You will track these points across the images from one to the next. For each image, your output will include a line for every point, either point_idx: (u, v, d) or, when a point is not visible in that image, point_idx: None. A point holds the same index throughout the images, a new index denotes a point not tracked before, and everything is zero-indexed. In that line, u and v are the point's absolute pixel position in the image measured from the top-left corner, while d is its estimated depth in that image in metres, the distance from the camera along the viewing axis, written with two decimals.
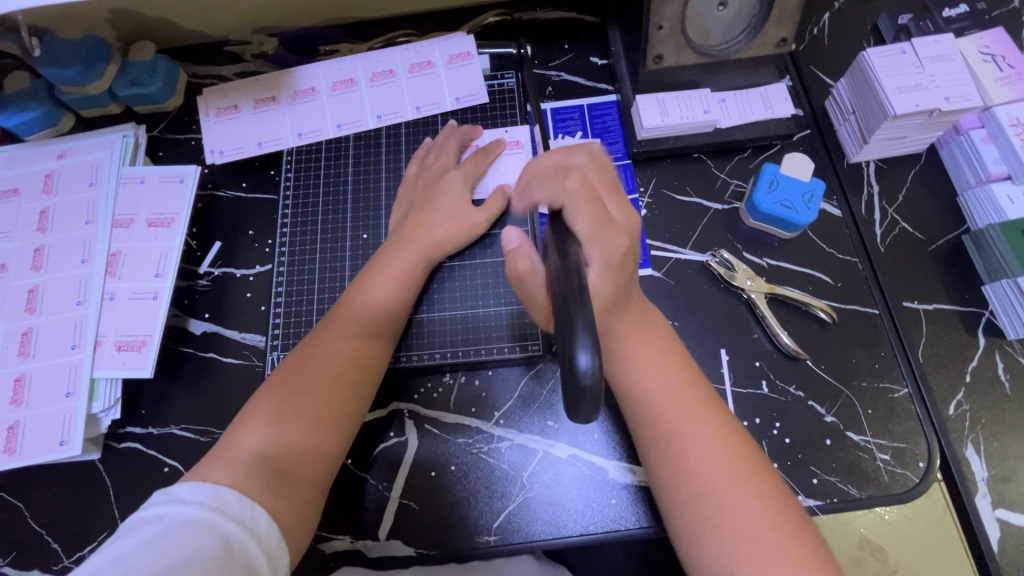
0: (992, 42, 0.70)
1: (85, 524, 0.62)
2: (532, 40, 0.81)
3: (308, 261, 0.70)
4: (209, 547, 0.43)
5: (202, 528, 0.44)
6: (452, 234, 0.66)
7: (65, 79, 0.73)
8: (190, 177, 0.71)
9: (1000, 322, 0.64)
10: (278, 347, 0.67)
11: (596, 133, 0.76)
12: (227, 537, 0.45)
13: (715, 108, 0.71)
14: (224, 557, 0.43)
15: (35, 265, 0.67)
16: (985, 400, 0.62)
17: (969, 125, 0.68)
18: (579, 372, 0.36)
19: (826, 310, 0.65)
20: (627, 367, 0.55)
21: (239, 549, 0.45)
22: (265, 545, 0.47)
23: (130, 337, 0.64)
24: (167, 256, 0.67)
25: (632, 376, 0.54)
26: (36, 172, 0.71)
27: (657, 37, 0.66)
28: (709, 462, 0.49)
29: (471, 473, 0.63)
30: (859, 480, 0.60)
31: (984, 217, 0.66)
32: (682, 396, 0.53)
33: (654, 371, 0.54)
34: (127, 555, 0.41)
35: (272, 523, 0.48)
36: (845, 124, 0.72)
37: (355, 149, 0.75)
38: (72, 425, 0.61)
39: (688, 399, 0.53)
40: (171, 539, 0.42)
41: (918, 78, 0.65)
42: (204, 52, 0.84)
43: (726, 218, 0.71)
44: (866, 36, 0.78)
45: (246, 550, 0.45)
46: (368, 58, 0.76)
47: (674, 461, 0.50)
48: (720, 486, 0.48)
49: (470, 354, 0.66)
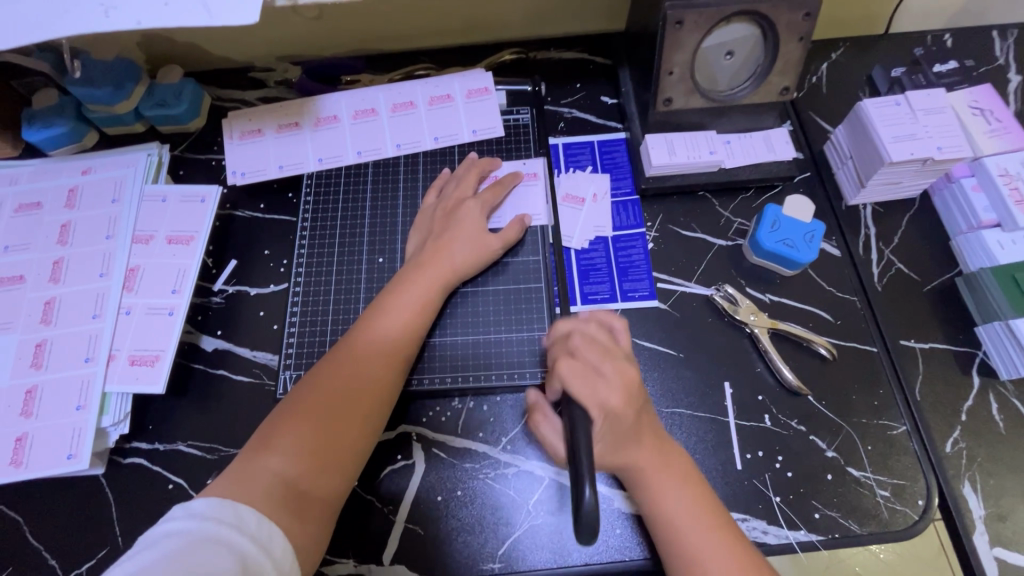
0: (980, 97, 0.75)
1: (85, 540, 0.62)
2: (547, 78, 0.85)
3: (324, 281, 0.72)
4: (229, 565, 0.43)
5: (223, 545, 0.45)
6: (468, 261, 0.68)
7: (95, 99, 0.75)
8: (211, 196, 0.73)
9: (993, 362, 0.67)
10: (291, 367, 0.68)
11: (605, 168, 0.79)
12: (245, 555, 0.45)
13: (720, 149, 0.74)
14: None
15: (53, 277, 0.68)
16: (980, 439, 0.64)
17: (960, 174, 0.71)
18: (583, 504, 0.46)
19: (826, 346, 0.67)
20: (642, 490, 0.56)
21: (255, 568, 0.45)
22: (279, 566, 0.47)
23: (144, 352, 0.65)
24: (185, 273, 0.69)
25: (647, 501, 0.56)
26: (59, 187, 0.73)
27: (668, 82, 0.69)
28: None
29: (478, 499, 0.63)
30: (860, 516, 0.61)
31: (976, 261, 0.69)
32: (696, 515, 0.54)
33: (670, 498, 0.55)
34: (151, 569, 0.42)
35: (287, 544, 0.49)
36: (844, 169, 0.75)
37: (374, 175, 0.77)
38: (81, 439, 0.61)
39: (703, 521, 0.54)
40: (193, 555, 0.43)
41: (913, 129, 0.69)
42: (229, 76, 0.87)
43: (729, 254, 0.74)
44: (862, 86, 0.83)
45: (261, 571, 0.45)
46: (389, 90, 0.79)
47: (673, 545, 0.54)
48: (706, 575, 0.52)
49: (480, 379, 0.67)
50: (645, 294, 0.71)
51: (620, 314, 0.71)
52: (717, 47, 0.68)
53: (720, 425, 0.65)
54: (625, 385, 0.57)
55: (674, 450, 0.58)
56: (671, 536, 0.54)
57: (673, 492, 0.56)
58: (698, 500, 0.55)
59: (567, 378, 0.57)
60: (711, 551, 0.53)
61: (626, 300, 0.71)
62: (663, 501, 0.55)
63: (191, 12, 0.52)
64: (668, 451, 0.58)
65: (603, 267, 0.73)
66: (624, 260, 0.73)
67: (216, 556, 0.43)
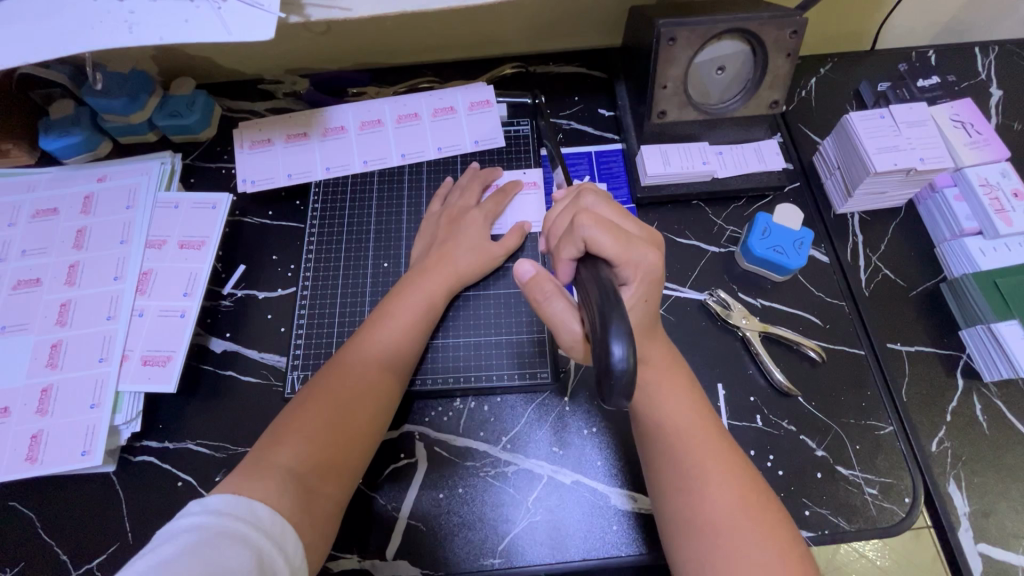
0: (961, 111, 0.78)
1: (96, 537, 0.63)
2: (546, 91, 0.89)
3: (331, 286, 0.75)
4: (246, 560, 0.44)
5: (239, 540, 0.46)
6: (471, 267, 0.71)
7: (110, 110, 0.78)
8: (222, 203, 0.76)
9: (977, 365, 0.69)
10: (298, 368, 0.70)
11: (602, 178, 0.81)
12: (259, 551, 0.47)
13: (712, 160, 0.77)
14: (257, 572, 0.45)
15: (69, 280, 0.70)
16: (964, 438, 0.66)
17: (943, 183, 0.74)
18: (614, 361, 0.42)
19: (816, 349, 0.69)
20: (645, 392, 0.58)
21: (269, 563, 0.47)
22: (290, 563, 0.49)
23: (156, 353, 0.67)
24: (196, 276, 0.71)
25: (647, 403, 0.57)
26: (75, 194, 0.76)
27: (662, 95, 0.73)
28: (721, 504, 0.51)
29: (478, 496, 0.65)
30: (849, 513, 0.63)
31: (959, 267, 0.72)
32: (694, 426, 0.56)
33: (674, 399, 0.57)
34: (169, 561, 0.42)
35: (299, 542, 0.51)
36: (831, 178, 0.78)
37: (379, 183, 0.80)
38: (94, 436, 0.63)
39: (702, 434, 0.56)
40: (210, 549, 0.44)
41: (896, 140, 0.72)
42: (239, 88, 0.90)
43: (722, 260, 0.76)
44: (849, 100, 0.86)
45: (275, 566, 0.47)
46: (394, 102, 0.82)
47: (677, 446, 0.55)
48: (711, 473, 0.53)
49: (481, 380, 0.69)
50: None
51: None
52: (709, 63, 0.71)
53: None
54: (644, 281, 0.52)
55: (679, 367, 0.61)
56: (669, 440, 0.56)
57: (676, 401, 0.57)
58: (699, 415, 0.57)
59: (591, 234, 0.51)
60: (714, 460, 0.54)
61: None
62: (665, 406, 0.57)
63: (210, 29, 0.55)
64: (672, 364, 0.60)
65: None
66: None
67: (232, 552, 0.45)
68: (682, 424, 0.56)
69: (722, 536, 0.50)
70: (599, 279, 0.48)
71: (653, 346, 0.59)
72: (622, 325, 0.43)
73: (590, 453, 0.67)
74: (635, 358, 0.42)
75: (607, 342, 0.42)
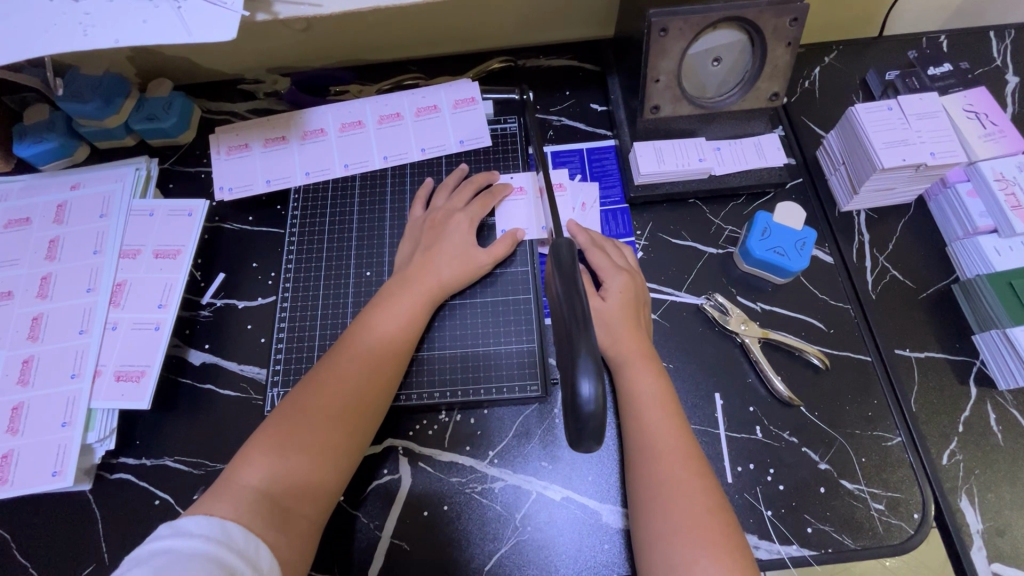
0: (975, 101, 0.73)
1: (71, 557, 0.62)
2: (535, 86, 0.85)
3: (311, 296, 0.72)
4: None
5: (210, 561, 0.44)
6: (455, 276, 0.67)
7: (85, 114, 0.75)
8: (198, 210, 0.73)
9: (991, 372, 0.65)
10: (278, 383, 0.67)
11: (594, 177, 0.78)
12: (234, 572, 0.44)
13: (710, 156, 0.73)
14: None
15: (41, 293, 0.68)
16: (978, 450, 0.62)
17: (955, 178, 0.70)
18: (584, 400, 0.41)
19: (819, 356, 0.65)
20: (621, 370, 0.61)
21: None
22: None
23: (130, 367, 0.65)
24: (171, 287, 0.69)
25: (624, 377, 0.60)
26: (49, 202, 0.73)
27: (654, 89, 0.68)
28: (674, 479, 0.53)
29: (464, 514, 0.62)
30: (854, 530, 0.60)
31: (972, 268, 0.68)
32: (664, 402, 0.58)
33: (645, 383, 0.59)
34: None
35: (273, 558, 0.48)
36: (836, 174, 0.74)
37: (361, 188, 0.77)
38: (66, 455, 0.61)
39: (662, 410, 0.58)
40: (181, 571, 0.42)
41: (905, 134, 0.68)
42: (219, 88, 0.87)
43: (720, 262, 0.73)
44: (855, 91, 0.82)
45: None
46: (376, 102, 0.79)
47: (645, 436, 0.57)
48: (677, 464, 0.54)
49: (469, 393, 0.66)
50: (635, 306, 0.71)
51: None
52: (703, 54, 0.67)
53: (710, 437, 0.64)
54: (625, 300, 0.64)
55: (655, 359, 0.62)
56: (638, 414, 0.58)
57: (648, 381, 0.60)
58: (665, 395, 0.59)
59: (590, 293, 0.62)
60: (669, 456, 0.55)
61: None
62: (639, 392, 0.59)
63: (168, 29, 0.52)
64: (653, 363, 0.61)
65: None
66: None
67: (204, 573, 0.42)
68: (649, 403, 0.58)
69: (670, 508, 0.52)
70: (571, 291, 0.46)
71: (631, 334, 0.62)
72: (590, 357, 0.42)
73: (581, 468, 0.64)
74: (604, 396, 0.41)
75: (575, 381, 0.42)
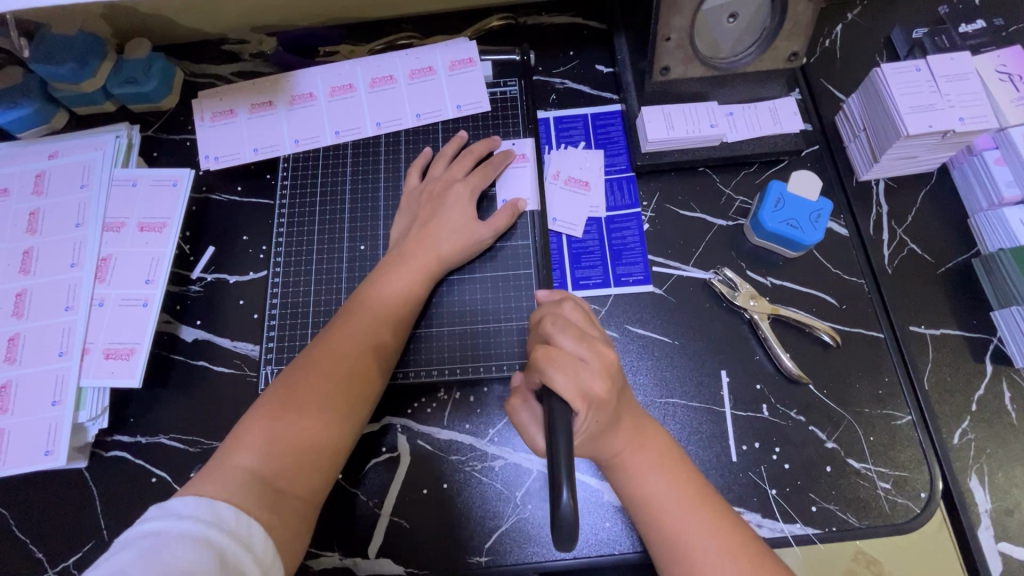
0: (1008, 61, 0.69)
1: (71, 534, 0.61)
2: (538, 45, 0.80)
3: (304, 269, 0.69)
4: (206, 562, 0.41)
5: (199, 543, 0.42)
6: (455, 249, 0.65)
7: (59, 77, 0.71)
8: (183, 180, 0.70)
9: (1008, 350, 0.63)
10: (272, 360, 0.66)
11: (599, 144, 0.74)
12: (223, 552, 0.43)
13: (721, 122, 0.69)
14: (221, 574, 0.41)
15: (23, 268, 0.66)
16: (990, 428, 0.61)
17: (983, 146, 0.66)
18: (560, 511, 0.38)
19: (830, 333, 0.63)
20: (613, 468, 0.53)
21: (236, 565, 0.43)
22: (260, 563, 0.45)
23: (119, 345, 0.63)
24: (158, 262, 0.66)
25: (629, 483, 0.52)
26: (27, 172, 0.70)
27: (664, 48, 0.64)
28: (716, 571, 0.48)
29: (464, 492, 0.62)
30: (859, 510, 0.59)
31: (995, 241, 0.65)
32: (677, 499, 0.51)
33: (650, 474, 0.52)
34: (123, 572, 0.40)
35: (268, 538, 0.47)
36: (855, 141, 0.70)
37: (353, 156, 0.73)
38: (58, 435, 0.60)
39: (673, 479, 0.52)
40: (168, 553, 0.41)
41: (933, 97, 0.63)
42: (201, 49, 0.82)
43: (730, 235, 0.69)
44: (879, 50, 0.77)
45: (243, 568, 0.43)
46: (368, 63, 0.74)
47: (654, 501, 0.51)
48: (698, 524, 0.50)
49: (468, 370, 0.64)
50: (639, 279, 0.68)
51: (613, 300, 0.68)
52: (718, 10, 0.62)
53: (716, 416, 0.62)
54: (606, 369, 0.51)
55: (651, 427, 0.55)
56: (661, 527, 0.50)
57: (653, 471, 0.52)
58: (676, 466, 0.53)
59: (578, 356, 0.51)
60: (695, 534, 0.49)
61: (620, 284, 0.68)
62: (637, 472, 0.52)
63: None
64: (645, 431, 0.54)
65: (596, 250, 0.69)
66: (618, 242, 0.69)
67: (191, 555, 0.41)
68: (658, 487, 0.51)
69: None
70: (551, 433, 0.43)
71: (620, 426, 0.52)
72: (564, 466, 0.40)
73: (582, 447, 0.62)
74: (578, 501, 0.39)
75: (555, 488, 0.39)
